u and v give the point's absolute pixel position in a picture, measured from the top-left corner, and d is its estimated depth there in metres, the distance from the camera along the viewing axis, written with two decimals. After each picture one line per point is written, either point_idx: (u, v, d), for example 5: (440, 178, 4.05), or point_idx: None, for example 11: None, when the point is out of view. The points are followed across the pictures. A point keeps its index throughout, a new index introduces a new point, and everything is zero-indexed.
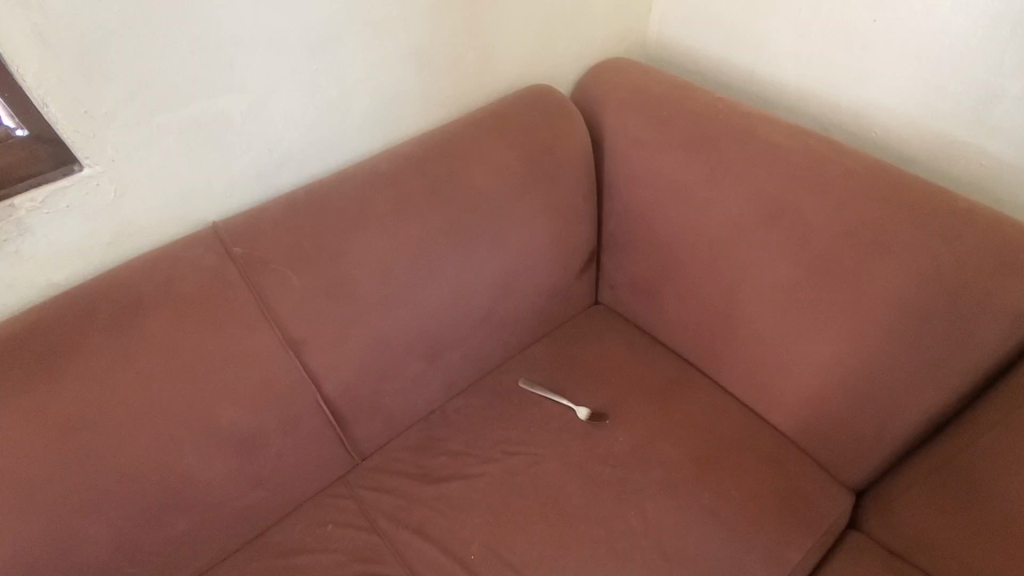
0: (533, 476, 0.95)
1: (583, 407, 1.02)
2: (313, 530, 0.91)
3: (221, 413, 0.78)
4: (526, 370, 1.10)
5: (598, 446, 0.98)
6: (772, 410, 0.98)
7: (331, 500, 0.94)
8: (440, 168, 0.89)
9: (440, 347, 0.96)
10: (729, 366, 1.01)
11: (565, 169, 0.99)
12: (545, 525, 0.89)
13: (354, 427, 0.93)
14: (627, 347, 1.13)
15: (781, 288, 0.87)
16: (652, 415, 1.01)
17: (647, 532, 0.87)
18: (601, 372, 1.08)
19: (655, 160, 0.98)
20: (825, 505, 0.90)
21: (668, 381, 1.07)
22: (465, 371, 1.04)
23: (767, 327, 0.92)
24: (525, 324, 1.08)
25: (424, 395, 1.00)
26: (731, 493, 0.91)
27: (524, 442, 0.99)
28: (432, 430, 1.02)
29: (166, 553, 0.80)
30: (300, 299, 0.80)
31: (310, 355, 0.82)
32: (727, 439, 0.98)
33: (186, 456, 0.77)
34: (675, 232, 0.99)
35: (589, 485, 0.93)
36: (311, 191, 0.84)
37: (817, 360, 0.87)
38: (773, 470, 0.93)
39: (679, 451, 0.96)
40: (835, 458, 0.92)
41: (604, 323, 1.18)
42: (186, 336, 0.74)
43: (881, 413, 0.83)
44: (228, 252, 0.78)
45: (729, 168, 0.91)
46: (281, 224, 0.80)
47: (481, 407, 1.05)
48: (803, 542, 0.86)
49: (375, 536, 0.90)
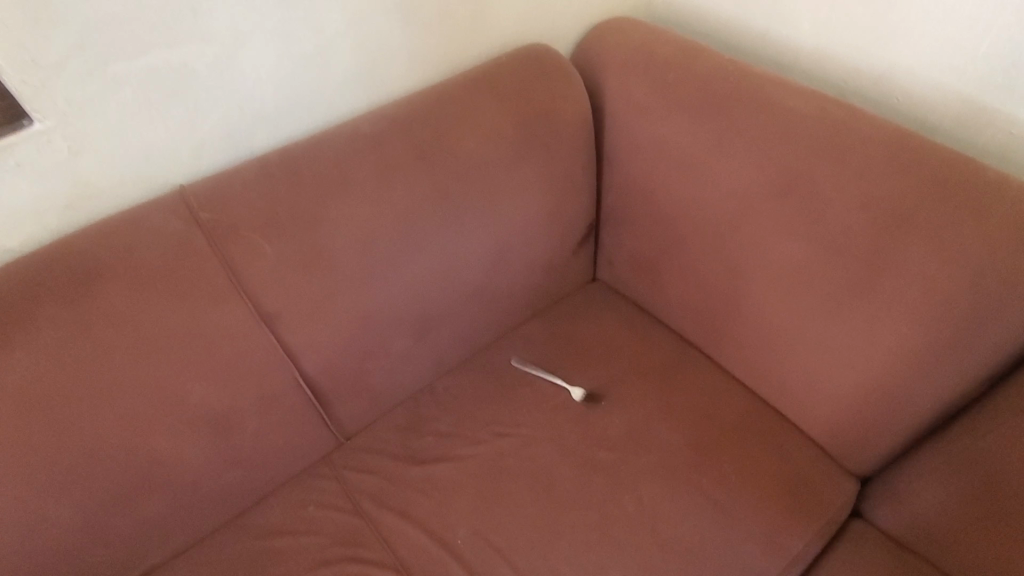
0: (525, 458, 0.91)
1: (578, 387, 0.98)
2: (293, 512, 0.87)
3: (191, 390, 0.73)
4: (519, 348, 1.05)
5: (593, 429, 0.94)
6: (775, 393, 0.94)
7: (313, 481, 0.90)
8: (429, 131, 0.83)
9: (428, 324, 0.90)
10: (732, 347, 0.96)
11: (562, 136, 0.93)
12: (536, 510, 0.86)
13: (337, 406, 0.88)
14: (626, 325, 1.07)
15: (792, 265, 0.82)
16: (650, 397, 0.97)
17: (642, 518, 0.85)
18: (597, 352, 1.04)
19: (659, 126, 0.92)
20: (828, 492, 0.87)
21: (667, 361, 1.02)
22: (455, 349, 0.99)
23: (775, 307, 0.86)
24: (518, 300, 1.02)
25: (412, 374, 0.95)
26: (729, 480, 0.87)
27: (516, 423, 0.95)
28: (420, 410, 0.98)
29: (138, 535, 0.77)
30: (273, 270, 0.74)
31: (286, 331, 0.77)
32: (728, 423, 0.93)
33: (153, 435, 0.72)
34: (678, 204, 0.93)
35: (582, 469, 0.89)
36: (287, 153, 0.78)
37: (826, 341, 0.82)
38: (776, 455, 0.90)
39: (677, 436, 0.92)
40: (840, 445, 0.88)
41: (602, 300, 1.12)
42: (150, 307, 0.69)
43: (892, 399, 0.78)
44: (193, 216, 0.72)
45: (739, 135, 0.84)
46: (254, 188, 0.74)
47: (472, 387, 1.00)
48: (803, 531, 0.83)
49: (359, 519, 0.86)
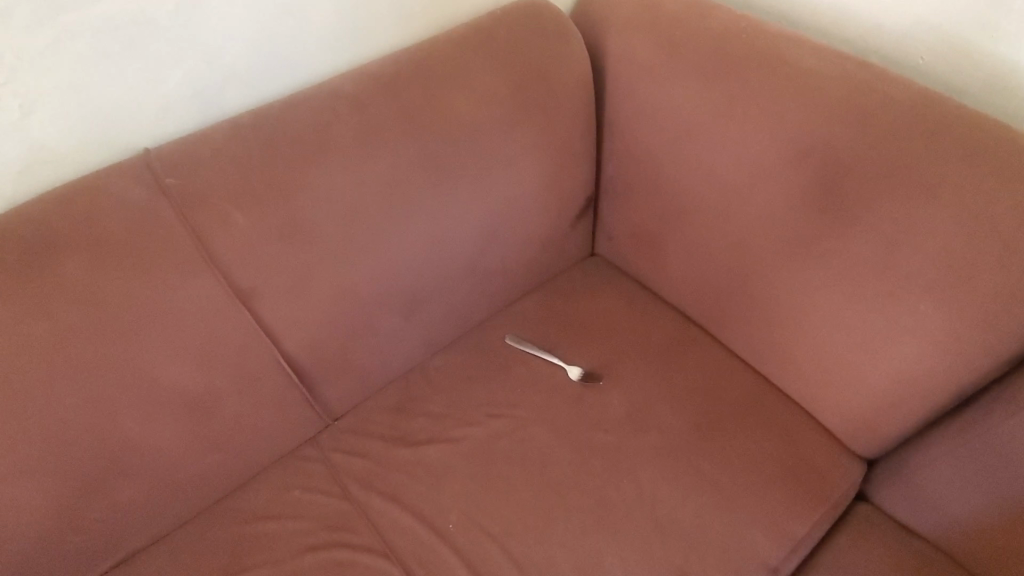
0: (519, 440, 0.87)
1: (575, 367, 0.94)
2: (278, 496, 0.83)
3: (163, 370, 0.68)
4: (514, 325, 1.01)
5: (591, 410, 0.90)
6: (781, 372, 0.90)
7: (299, 464, 0.87)
8: (417, 92, 0.77)
9: (418, 300, 0.86)
10: (736, 325, 0.92)
11: (561, 100, 0.87)
12: (531, 493, 0.82)
13: (322, 387, 0.84)
14: (625, 302, 1.03)
15: (804, 239, 0.77)
16: (650, 377, 0.93)
17: (641, 502, 0.82)
18: (596, 330, 0.99)
19: (665, 89, 0.86)
20: (834, 475, 0.84)
21: (669, 339, 0.97)
22: (447, 327, 0.94)
23: (783, 283, 0.82)
24: (513, 276, 0.98)
25: (402, 352, 0.91)
26: (731, 463, 0.84)
27: (511, 403, 0.91)
28: (410, 390, 0.93)
29: (113, 522, 0.73)
30: (248, 242, 0.69)
31: (264, 308, 0.72)
32: (731, 404, 0.90)
33: (124, 418, 0.68)
34: (684, 174, 0.87)
35: (579, 452, 0.86)
36: (261, 114, 0.72)
37: (837, 319, 0.78)
38: (780, 437, 0.87)
39: (678, 417, 0.89)
40: (847, 427, 0.84)
41: (601, 276, 1.07)
42: (114, 283, 0.64)
43: (904, 380, 0.74)
44: (159, 183, 0.67)
45: (751, 99, 0.78)
46: (225, 153, 0.68)
47: (464, 366, 0.96)
48: (807, 514, 0.81)
49: (348, 503, 0.83)
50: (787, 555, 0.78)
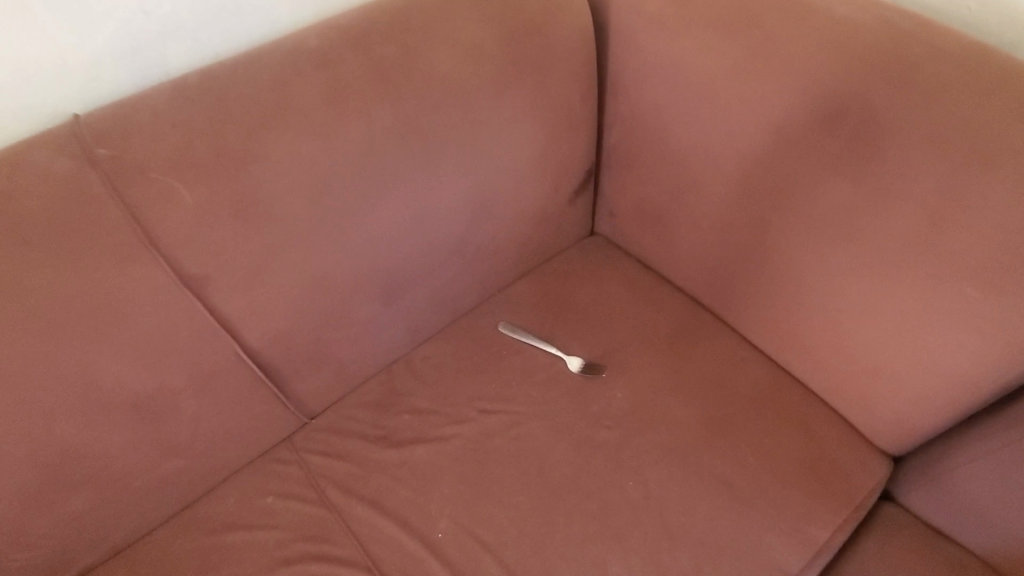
0: (514, 439, 0.80)
1: (575, 357, 0.86)
2: (249, 503, 0.76)
3: (104, 371, 0.59)
4: (507, 311, 0.92)
5: (592, 404, 0.82)
6: (800, 361, 0.82)
7: (272, 466, 0.79)
8: (394, 47, 0.67)
9: (400, 286, 0.77)
10: (751, 310, 0.84)
11: (558, 58, 0.77)
12: (527, 498, 0.75)
13: (295, 383, 0.76)
14: (629, 285, 0.94)
15: (833, 214, 0.69)
16: (657, 368, 0.85)
17: (648, 506, 0.75)
18: (597, 315, 0.91)
19: (676, 46, 0.76)
20: (857, 474, 0.77)
21: (677, 325, 0.89)
22: (433, 314, 0.86)
23: (807, 264, 0.74)
24: (506, 257, 0.89)
25: (384, 343, 0.82)
26: (747, 462, 0.77)
27: (505, 397, 0.83)
28: (395, 384, 0.85)
29: (58, 538, 0.65)
30: (198, 222, 0.59)
31: (221, 298, 0.63)
32: (745, 397, 0.82)
33: (61, 425, 0.59)
34: (696, 143, 0.78)
35: (580, 451, 0.79)
36: (211, 72, 0.62)
37: (867, 304, 0.70)
38: (799, 433, 0.79)
39: (688, 412, 0.81)
40: (874, 422, 0.77)
41: (602, 256, 0.98)
42: (37, 271, 0.54)
43: (942, 373, 0.67)
44: (88, 152, 0.57)
45: (775, 54, 0.69)
46: (167, 117, 0.59)
47: (454, 357, 0.87)
48: (829, 518, 0.74)
49: (325, 511, 0.75)
50: (808, 562, 0.72)
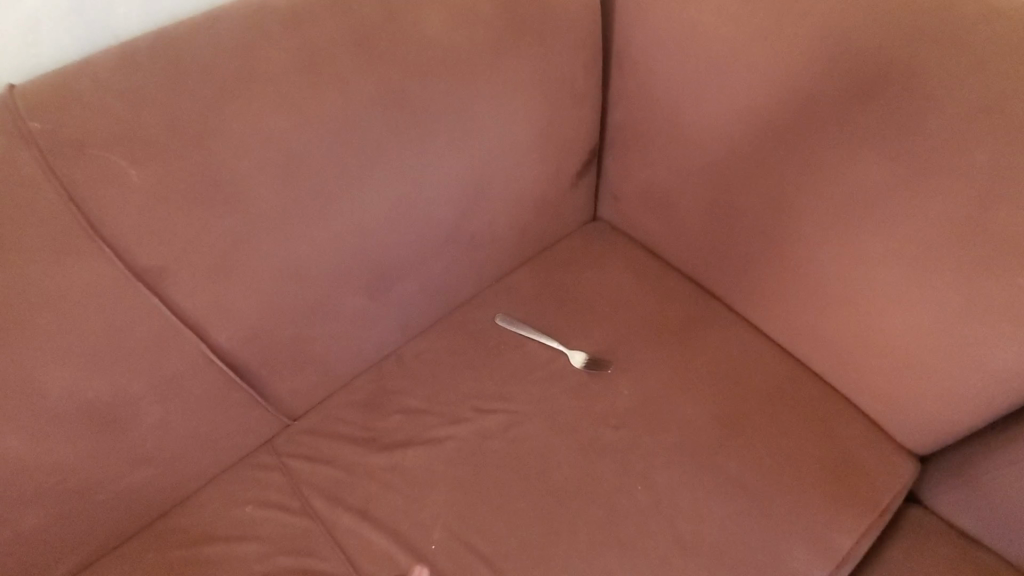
0: (513, 441, 0.74)
1: (578, 352, 0.80)
2: (225, 513, 0.69)
3: (50, 375, 0.53)
4: (505, 302, 0.85)
5: (597, 402, 0.76)
6: (821, 355, 0.76)
7: (251, 473, 0.72)
8: (374, 8, 0.60)
9: (387, 277, 0.70)
10: (768, 301, 0.78)
11: (559, 24, 0.70)
12: (528, 505, 0.70)
13: (273, 383, 0.69)
14: (636, 273, 0.87)
15: (865, 195, 0.62)
16: (666, 363, 0.79)
17: (659, 513, 0.69)
18: (602, 306, 0.84)
19: (689, 9, 0.69)
20: (883, 476, 0.72)
21: (688, 317, 0.83)
22: (425, 306, 0.79)
23: (832, 250, 0.67)
24: (503, 244, 0.82)
25: (371, 338, 0.75)
26: (764, 464, 0.72)
27: (502, 395, 0.77)
28: (383, 381, 0.79)
29: (10, 559, 0.59)
30: (152, 207, 0.52)
31: (182, 293, 0.56)
32: (762, 394, 0.77)
33: (4, 437, 0.53)
34: (712, 117, 0.71)
35: (584, 453, 0.73)
36: (164, 35, 0.54)
37: (901, 294, 0.64)
38: (819, 433, 0.74)
39: (700, 410, 0.75)
40: (901, 420, 0.72)
41: (606, 243, 0.91)
42: None
43: (983, 369, 0.61)
44: (20, 127, 0.50)
45: (800, 16, 0.62)
46: (112, 86, 0.51)
47: (448, 352, 0.81)
48: (853, 524, 0.69)
49: (308, 521, 0.69)
50: (831, 572, 0.67)
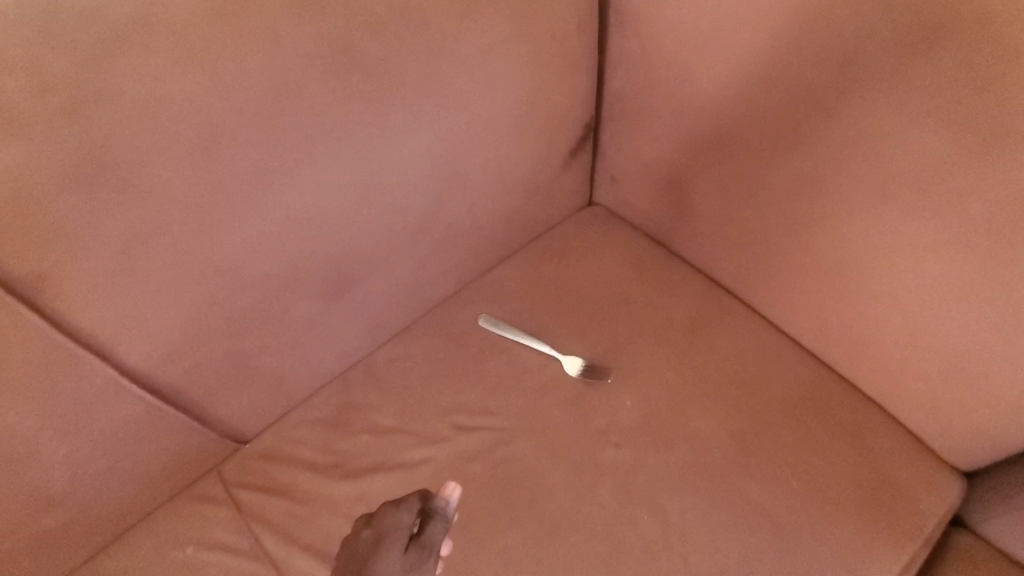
0: (499, 463, 0.64)
1: (573, 358, 0.69)
2: (163, 555, 0.60)
3: None
4: (490, 300, 0.74)
5: (595, 417, 0.66)
6: (854, 358, 0.66)
7: (195, 506, 0.62)
8: None
9: (345, 275, 0.60)
10: (790, 297, 0.67)
11: None
12: (516, 539, 0.60)
13: (211, 405, 0.58)
14: (638, 265, 0.76)
15: (916, 172, 0.51)
16: (674, 370, 0.69)
17: (667, 547, 0.60)
18: (601, 305, 0.73)
19: None
20: (925, 499, 0.62)
21: (699, 315, 0.72)
22: (395, 308, 0.68)
23: (872, 238, 0.57)
24: (484, 234, 0.71)
25: (331, 347, 0.65)
26: (788, 486, 0.62)
27: (486, 410, 0.67)
28: (349, 395, 0.68)
29: None
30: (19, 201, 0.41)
31: (75, 306, 0.46)
32: (784, 403, 0.67)
33: None
34: (729, 80, 0.59)
35: (581, 477, 0.63)
36: None
37: (956, 291, 0.54)
38: (851, 449, 0.64)
39: (714, 425, 0.65)
40: (948, 434, 0.62)
41: (605, 229, 0.79)
42: None
43: None
44: None
45: None
46: None
47: (424, 359, 0.70)
48: (892, 557, 0.60)
49: (260, 563, 0.59)
50: None
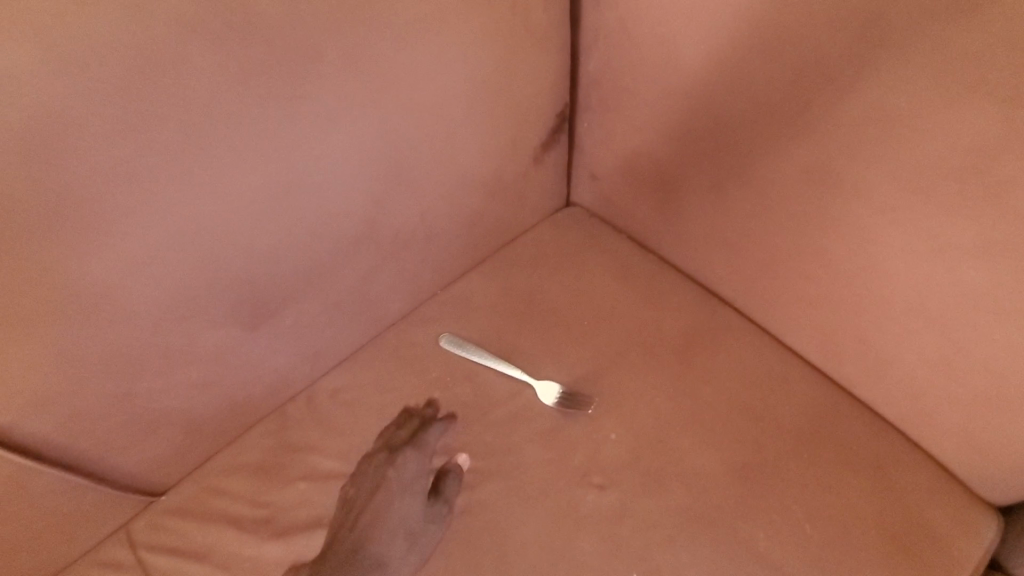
0: (461, 514, 0.54)
1: (548, 385, 0.60)
2: None
3: None
4: (452, 318, 0.64)
5: (574, 455, 0.57)
6: (874, 379, 0.56)
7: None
8: None
9: (268, 296, 0.50)
10: (797, 309, 0.58)
11: None
12: None
13: (107, 456, 0.49)
14: (623, 274, 0.67)
15: (950, 162, 0.42)
16: (665, 396, 0.59)
17: None
18: (580, 321, 0.64)
19: None
20: (959, 544, 0.53)
21: (692, 331, 0.63)
22: (338, 330, 0.58)
23: (894, 241, 0.48)
24: (442, 242, 0.61)
25: (259, 378, 0.55)
26: (799, 533, 0.53)
27: (446, 449, 0.57)
28: (286, 434, 0.58)
29: None
30: None
31: None
32: (790, 433, 0.58)
33: None
34: (724, 58, 0.49)
35: (557, 528, 0.54)
36: None
37: (999, 304, 0.45)
38: (869, 486, 0.55)
39: (711, 461, 0.56)
40: (986, 468, 0.53)
41: (584, 233, 0.70)
42: None
43: None
44: None
45: None
46: None
47: (375, 389, 0.60)
48: None
49: None
50: None
